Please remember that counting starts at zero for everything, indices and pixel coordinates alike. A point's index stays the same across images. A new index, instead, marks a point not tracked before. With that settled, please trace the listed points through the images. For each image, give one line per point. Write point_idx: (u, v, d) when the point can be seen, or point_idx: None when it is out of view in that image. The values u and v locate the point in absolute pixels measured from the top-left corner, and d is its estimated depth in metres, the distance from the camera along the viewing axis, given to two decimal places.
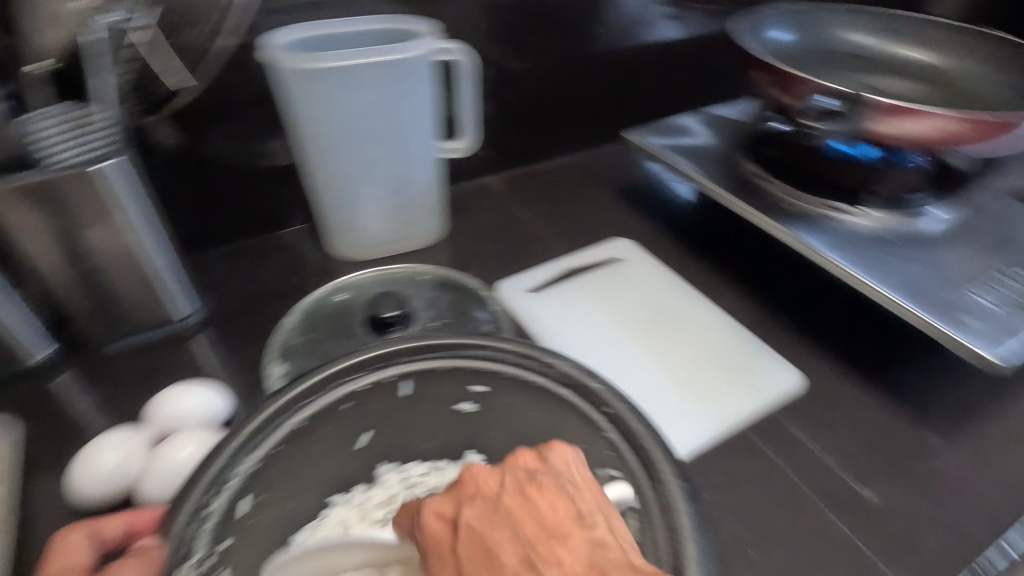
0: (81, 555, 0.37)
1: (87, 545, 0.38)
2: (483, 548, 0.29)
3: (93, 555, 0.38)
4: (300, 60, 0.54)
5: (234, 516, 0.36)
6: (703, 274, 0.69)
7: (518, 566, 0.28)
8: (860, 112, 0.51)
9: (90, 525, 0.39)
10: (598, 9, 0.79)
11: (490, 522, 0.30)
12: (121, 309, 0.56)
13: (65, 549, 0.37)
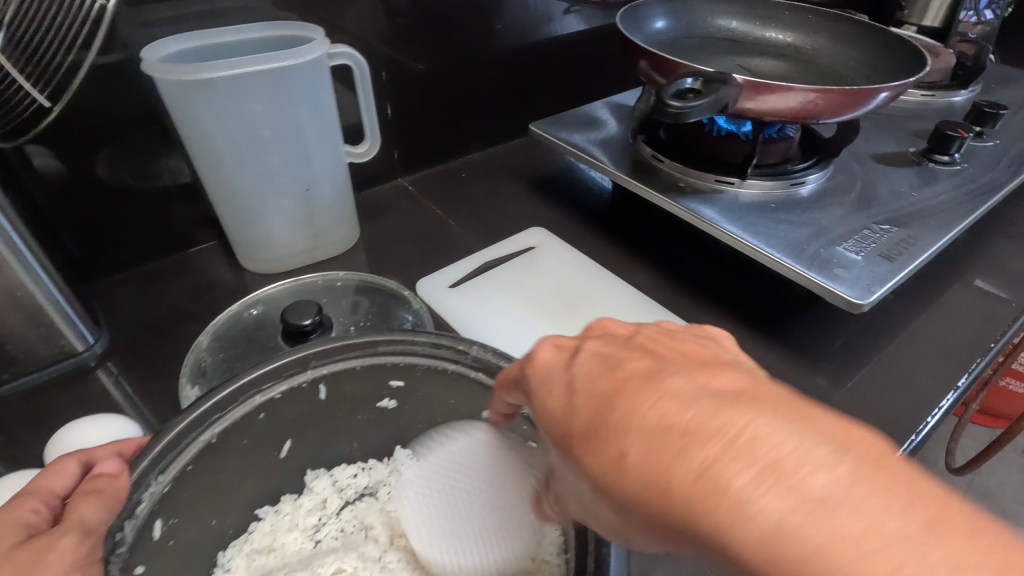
0: (67, 477, 0.38)
1: (76, 467, 0.39)
2: (606, 361, 0.29)
3: (77, 478, 0.39)
4: (181, 72, 0.51)
5: (146, 538, 0.39)
6: (615, 254, 0.72)
7: (645, 374, 0.27)
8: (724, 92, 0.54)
9: (84, 451, 0.39)
10: (494, 7, 0.80)
11: (618, 350, 0.30)
12: (9, 349, 0.52)
13: (57, 470, 0.38)
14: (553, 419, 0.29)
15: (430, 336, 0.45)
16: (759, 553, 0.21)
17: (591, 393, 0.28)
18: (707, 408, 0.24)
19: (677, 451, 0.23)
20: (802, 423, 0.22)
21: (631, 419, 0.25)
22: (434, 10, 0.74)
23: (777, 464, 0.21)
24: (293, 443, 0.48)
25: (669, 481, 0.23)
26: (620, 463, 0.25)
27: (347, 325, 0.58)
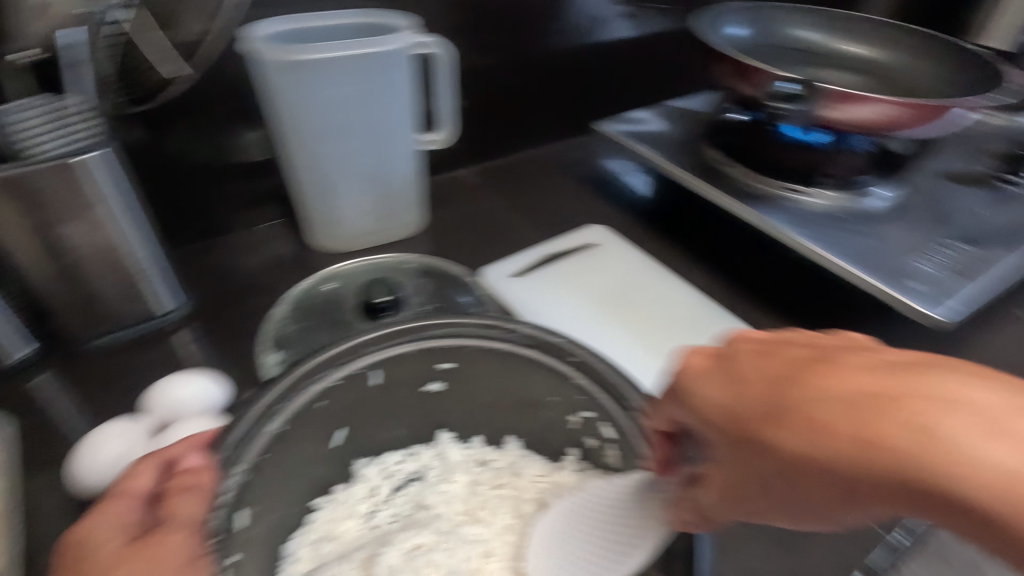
0: (147, 479, 0.36)
1: (154, 468, 0.37)
2: (764, 356, 0.31)
3: (157, 478, 0.37)
4: (283, 53, 0.54)
5: (234, 531, 0.36)
6: (675, 256, 0.73)
7: (815, 362, 0.30)
8: (815, 98, 0.55)
9: (157, 453, 0.38)
10: (565, 8, 0.82)
11: (763, 346, 0.32)
12: (104, 306, 0.55)
13: (135, 472, 0.37)
14: (717, 407, 0.31)
15: (479, 318, 0.45)
16: (985, 491, 0.23)
17: (760, 379, 0.30)
18: (893, 375, 0.27)
19: (885, 410, 0.26)
20: (988, 381, 0.26)
21: (819, 392, 0.28)
22: (504, 6, 0.76)
23: (987, 414, 0.24)
24: (347, 431, 0.46)
25: (878, 435, 0.25)
26: (816, 429, 0.27)
27: (418, 306, 0.59)
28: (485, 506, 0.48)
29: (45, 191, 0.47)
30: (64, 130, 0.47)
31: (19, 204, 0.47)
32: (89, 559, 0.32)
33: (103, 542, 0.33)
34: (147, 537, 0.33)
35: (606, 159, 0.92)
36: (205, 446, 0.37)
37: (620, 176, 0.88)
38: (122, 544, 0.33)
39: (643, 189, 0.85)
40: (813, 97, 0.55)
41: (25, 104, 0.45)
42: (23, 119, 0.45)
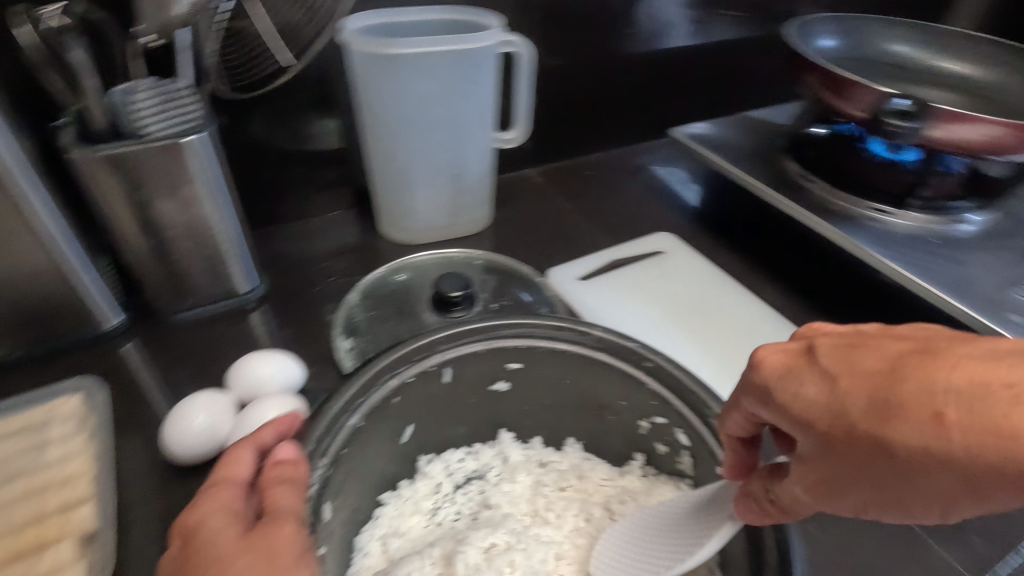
0: (245, 466, 0.34)
1: (251, 455, 0.34)
2: (856, 352, 0.29)
3: (255, 464, 0.34)
4: (377, 46, 0.56)
5: (320, 520, 0.35)
6: (745, 269, 0.71)
7: (915, 355, 0.27)
8: (927, 114, 0.53)
9: (252, 439, 0.35)
10: (644, 11, 0.81)
11: (854, 340, 0.30)
12: (192, 280, 0.57)
13: (233, 459, 0.34)
14: (813, 406, 0.29)
15: (551, 320, 0.43)
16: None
17: (859, 375, 0.28)
18: (1011, 362, 0.25)
19: (1008, 401, 0.23)
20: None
21: (932, 385, 0.25)
22: (581, 7, 0.76)
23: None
24: (415, 428, 0.44)
25: (1008, 427, 0.23)
26: (936, 425, 0.24)
27: (487, 302, 0.59)
28: (552, 508, 0.46)
29: (147, 167, 0.49)
30: (172, 112, 0.50)
31: (127, 178, 0.49)
32: (202, 552, 0.29)
33: (215, 533, 0.30)
34: (258, 528, 0.30)
35: (654, 167, 0.91)
36: (292, 435, 0.35)
37: (671, 188, 0.86)
38: (238, 533, 0.30)
39: (694, 201, 0.83)
40: (923, 114, 0.53)
41: (141, 85, 0.47)
42: (137, 102, 0.48)
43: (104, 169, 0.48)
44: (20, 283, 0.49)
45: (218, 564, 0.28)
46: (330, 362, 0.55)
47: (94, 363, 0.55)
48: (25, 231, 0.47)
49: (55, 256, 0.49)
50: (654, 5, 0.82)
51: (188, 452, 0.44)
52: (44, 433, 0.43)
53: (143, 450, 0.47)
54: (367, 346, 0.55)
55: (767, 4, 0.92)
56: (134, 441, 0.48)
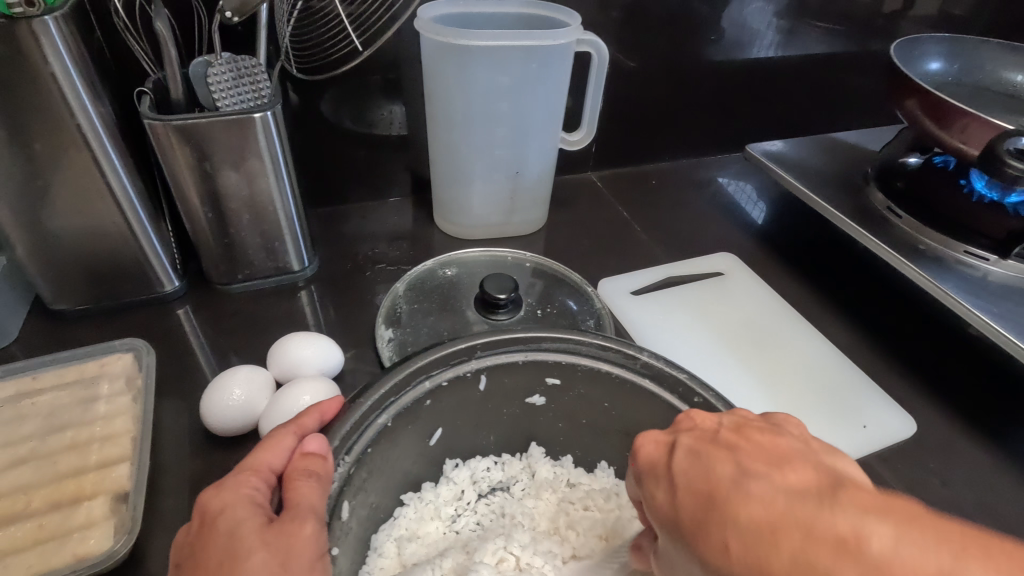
0: (283, 452, 0.33)
1: (291, 441, 0.33)
2: (700, 459, 0.28)
3: (292, 450, 0.33)
4: (448, 35, 0.55)
5: (338, 519, 0.34)
6: (811, 301, 0.66)
7: (736, 475, 0.26)
8: None
9: (295, 425, 0.34)
10: (731, 17, 0.77)
11: (709, 444, 0.29)
12: (248, 254, 0.58)
13: (273, 444, 0.33)
14: (660, 511, 0.28)
15: (596, 339, 0.41)
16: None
17: (691, 487, 0.27)
18: (794, 503, 0.23)
19: (768, 542, 0.22)
20: (898, 511, 0.21)
21: (730, 520, 0.24)
22: (662, 9, 0.73)
23: (864, 549, 0.20)
24: (444, 432, 0.43)
25: (766, 568, 0.22)
26: (722, 556, 0.24)
27: (533, 307, 0.58)
28: (574, 527, 0.43)
29: (214, 140, 0.50)
30: (243, 88, 0.50)
31: (193, 149, 0.50)
32: (219, 542, 0.29)
33: (235, 524, 0.29)
34: (275, 523, 0.30)
35: (722, 180, 0.87)
36: (325, 427, 0.35)
37: (738, 205, 0.82)
38: (259, 525, 0.29)
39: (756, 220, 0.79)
40: None
41: (219, 59, 0.48)
42: (212, 74, 0.49)
43: (173, 138, 0.49)
44: (90, 241, 0.51)
45: (233, 559, 0.28)
46: (369, 350, 0.55)
47: (149, 323, 0.57)
48: (98, 192, 0.49)
49: (124, 219, 0.51)
50: (742, 12, 0.77)
51: (222, 425, 0.44)
52: (94, 388, 0.45)
53: (183, 415, 0.48)
54: (407, 339, 0.54)
55: (868, 17, 0.85)
56: (175, 406, 0.49)
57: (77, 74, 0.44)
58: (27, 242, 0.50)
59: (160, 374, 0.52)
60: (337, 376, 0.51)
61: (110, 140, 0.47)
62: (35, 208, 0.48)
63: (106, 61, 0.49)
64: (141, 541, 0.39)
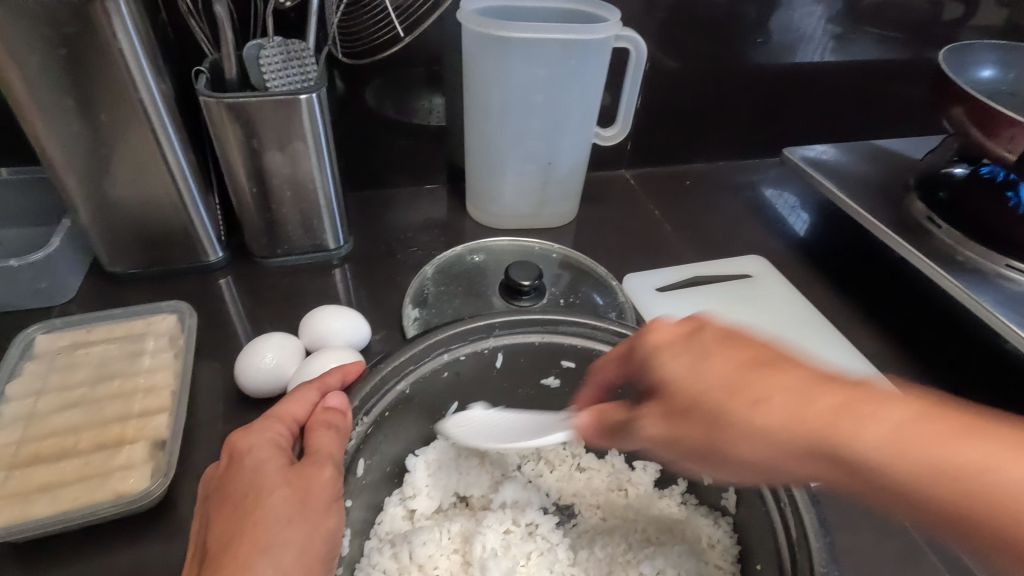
0: (307, 403, 0.35)
1: (315, 395, 0.36)
2: (727, 339, 0.31)
3: (315, 403, 0.36)
4: (489, 28, 0.56)
5: (353, 474, 0.36)
6: (841, 308, 0.65)
7: (763, 356, 0.30)
8: None
9: (319, 381, 0.37)
10: (777, 19, 0.76)
11: (729, 329, 0.33)
12: (287, 230, 0.61)
13: (298, 395, 0.35)
14: (677, 371, 0.31)
15: (613, 326, 0.42)
16: (894, 461, 0.26)
17: (720, 357, 0.30)
18: (830, 381, 0.28)
19: (805, 403, 0.28)
20: (914, 394, 0.28)
21: (761, 381, 0.29)
22: (707, 10, 0.72)
23: (897, 413, 0.27)
24: (460, 406, 0.44)
25: (805, 419, 0.27)
26: (758, 406, 0.28)
27: (556, 296, 0.59)
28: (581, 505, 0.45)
29: (261, 119, 0.52)
30: (291, 69, 0.53)
31: (241, 126, 0.53)
32: (246, 477, 0.31)
33: (260, 463, 0.32)
34: (294, 466, 0.32)
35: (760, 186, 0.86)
36: (348, 387, 0.37)
37: (775, 211, 0.80)
38: (283, 465, 0.32)
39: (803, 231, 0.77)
40: None
41: (270, 42, 0.51)
42: (265, 56, 0.51)
43: (224, 115, 0.52)
44: (145, 208, 0.55)
45: (256, 493, 0.31)
46: (395, 328, 0.57)
47: (194, 290, 0.60)
48: (154, 164, 0.53)
49: (176, 190, 0.55)
50: (790, 15, 0.76)
51: (252, 386, 0.47)
52: (140, 344, 0.48)
53: (218, 376, 0.51)
54: (432, 319, 0.56)
55: (922, 24, 0.83)
56: (212, 367, 0.52)
57: (141, 51, 0.47)
58: (90, 206, 0.54)
59: (200, 337, 0.55)
60: (363, 350, 0.54)
61: (168, 115, 0.51)
62: (99, 175, 0.52)
63: (168, 42, 0.52)
64: (174, 486, 0.42)
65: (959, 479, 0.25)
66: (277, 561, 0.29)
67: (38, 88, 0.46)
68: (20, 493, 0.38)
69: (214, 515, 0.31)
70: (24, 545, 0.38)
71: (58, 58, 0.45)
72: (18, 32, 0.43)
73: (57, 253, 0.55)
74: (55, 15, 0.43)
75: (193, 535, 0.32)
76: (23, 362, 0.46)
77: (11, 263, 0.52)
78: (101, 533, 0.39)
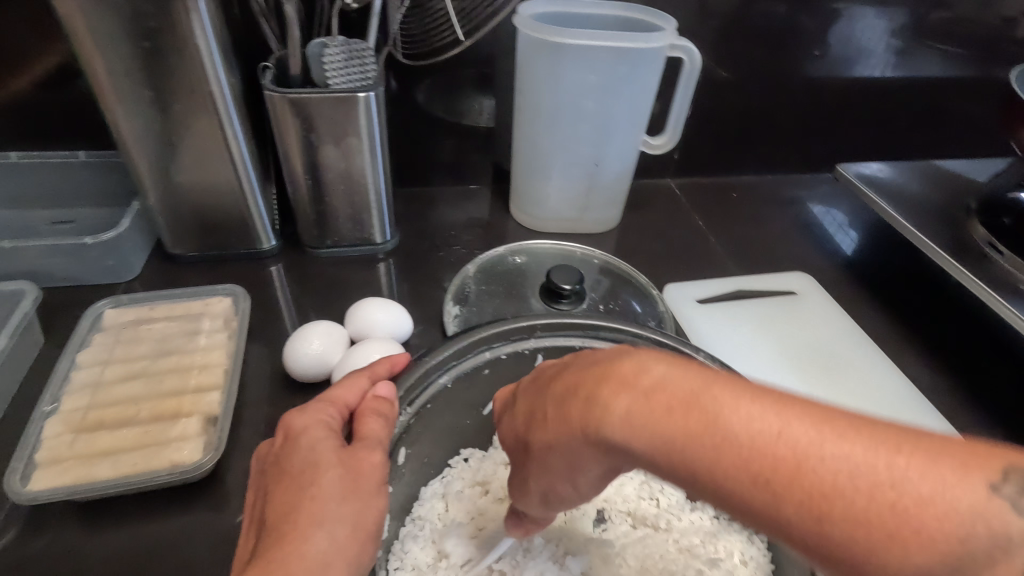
0: (356, 390, 0.37)
1: (364, 384, 0.37)
2: (543, 372, 0.33)
3: (364, 392, 0.37)
4: (545, 33, 0.57)
5: (395, 463, 0.38)
6: (889, 332, 0.63)
7: (554, 371, 0.32)
8: None
9: (368, 370, 0.38)
10: (837, 32, 0.74)
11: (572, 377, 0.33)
12: (337, 223, 0.63)
13: (348, 382, 0.37)
14: (517, 425, 0.33)
15: (654, 335, 0.43)
16: (631, 434, 0.25)
17: (532, 391, 0.32)
18: (591, 371, 0.28)
19: (562, 401, 0.29)
20: (679, 361, 0.26)
21: (542, 409, 0.30)
22: (766, 21, 0.71)
23: (636, 379, 0.26)
24: (498, 404, 0.45)
25: (569, 415, 0.28)
26: (542, 420, 0.30)
27: (596, 302, 0.59)
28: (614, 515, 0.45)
29: (321, 114, 0.54)
30: (352, 68, 0.55)
31: (301, 122, 0.55)
32: (301, 454, 0.33)
33: (315, 443, 0.33)
34: (344, 447, 0.34)
35: (810, 203, 0.84)
36: (392, 377, 0.39)
37: (825, 229, 0.78)
38: (335, 446, 0.34)
39: (848, 249, 0.75)
40: None
41: (334, 41, 0.53)
42: (328, 55, 0.53)
43: (286, 110, 0.54)
44: (207, 196, 0.58)
45: (313, 470, 0.32)
46: (436, 324, 0.58)
47: (248, 275, 0.63)
48: (218, 153, 0.55)
49: (236, 179, 0.57)
50: (850, 27, 0.74)
51: (299, 371, 0.49)
52: (197, 323, 0.51)
53: (266, 359, 0.53)
54: (472, 317, 0.57)
55: (993, 41, 0.79)
56: (261, 351, 0.54)
57: (215, 45, 0.49)
58: (157, 190, 0.57)
59: (252, 322, 0.58)
60: (404, 343, 0.55)
61: (233, 107, 0.53)
62: (168, 162, 0.55)
63: (239, 36, 0.55)
64: (223, 461, 0.44)
65: (687, 442, 0.24)
66: (332, 536, 0.30)
67: (119, 78, 0.49)
68: (86, 455, 0.40)
69: (268, 490, 0.32)
70: (87, 506, 0.41)
71: (139, 50, 0.48)
72: (104, 24, 0.46)
73: (126, 234, 0.59)
74: (139, 9, 0.46)
75: (250, 505, 0.34)
76: (92, 333, 0.49)
77: (84, 240, 0.56)
78: (155, 499, 0.42)
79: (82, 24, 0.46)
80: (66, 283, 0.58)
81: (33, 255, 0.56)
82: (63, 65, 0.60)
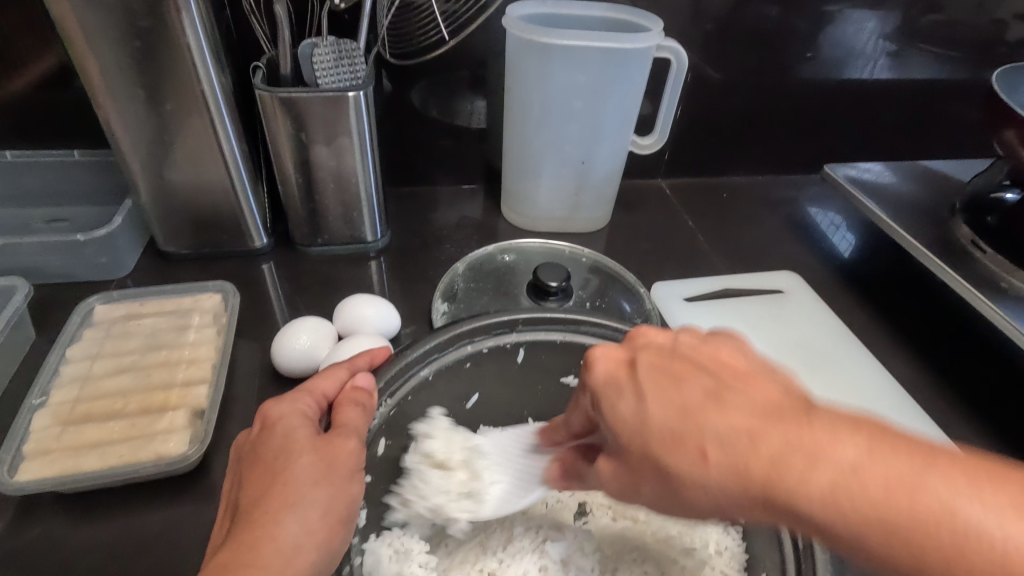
0: (335, 381, 0.38)
1: (343, 374, 0.38)
2: (624, 370, 0.32)
3: (343, 382, 0.38)
4: (532, 34, 0.58)
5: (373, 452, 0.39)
6: (875, 330, 0.64)
7: (639, 371, 0.31)
8: None
9: (348, 362, 0.39)
10: (826, 34, 0.75)
11: (666, 362, 0.32)
12: (328, 221, 0.64)
13: (327, 373, 0.38)
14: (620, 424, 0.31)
15: None
16: (734, 450, 0.27)
17: (624, 389, 0.31)
18: (686, 403, 0.29)
19: (654, 419, 0.29)
20: (769, 394, 0.29)
21: (635, 412, 0.30)
22: (755, 22, 0.72)
23: (726, 400, 0.29)
24: (481, 398, 0.46)
25: (670, 432, 0.28)
26: (638, 431, 0.30)
27: (583, 299, 0.60)
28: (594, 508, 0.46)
29: (311, 113, 0.55)
30: (341, 68, 0.56)
31: (291, 120, 0.55)
32: (276, 441, 0.34)
33: (290, 430, 0.34)
34: (320, 435, 0.35)
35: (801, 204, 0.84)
36: (372, 370, 0.40)
37: (818, 229, 0.79)
38: (311, 433, 0.34)
39: (847, 252, 0.75)
40: None
41: (324, 41, 0.54)
42: (317, 55, 0.54)
43: (276, 108, 0.55)
44: (199, 194, 0.59)
45: (287, 456, 0.33)
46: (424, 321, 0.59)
47: (240, 273, 0.64)
48: (209, 150, 0.56)
49: (227, 177, 0.58)
50: (840, 30, 0.75)
51: (286, 366, 0.49)
52: (187, 319, 0.52)
53: (255, 355, 0.54)
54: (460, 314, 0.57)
55: (984, 44, 0.80)
56: (250, 348, 0.54)
57: (204, 44, 0.50)
58: (149, 187, 0.57)
59: (242, 318, 0.58)
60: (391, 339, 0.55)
61: (224, 105, 0.54)
62: (160, 160, 0.56)
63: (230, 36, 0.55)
64: (209, 454, 0.45)
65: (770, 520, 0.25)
66: (303, 519, 0.31)
67: (110, 75, 0.50)
68: (73, 447, 0.41)
69: (245, 477, 0.33)
70: (74, 498, 0.41)
71: (131, 49, 0.48)
72: (97, 23, 0.47)
73: (119, 231, 0.59)
74: (132, 9, 0.46)
75: (227, 491, 0.34)
76: (82, 328, 0.50)
77: (77, 237, 0.56)
78: (142, 490, 0.42)
79: (75, 23, 0.46)
80: (58, 279, 0.59)
81: (27, 252, 0.56)
82: (58, 66, 0.61)
